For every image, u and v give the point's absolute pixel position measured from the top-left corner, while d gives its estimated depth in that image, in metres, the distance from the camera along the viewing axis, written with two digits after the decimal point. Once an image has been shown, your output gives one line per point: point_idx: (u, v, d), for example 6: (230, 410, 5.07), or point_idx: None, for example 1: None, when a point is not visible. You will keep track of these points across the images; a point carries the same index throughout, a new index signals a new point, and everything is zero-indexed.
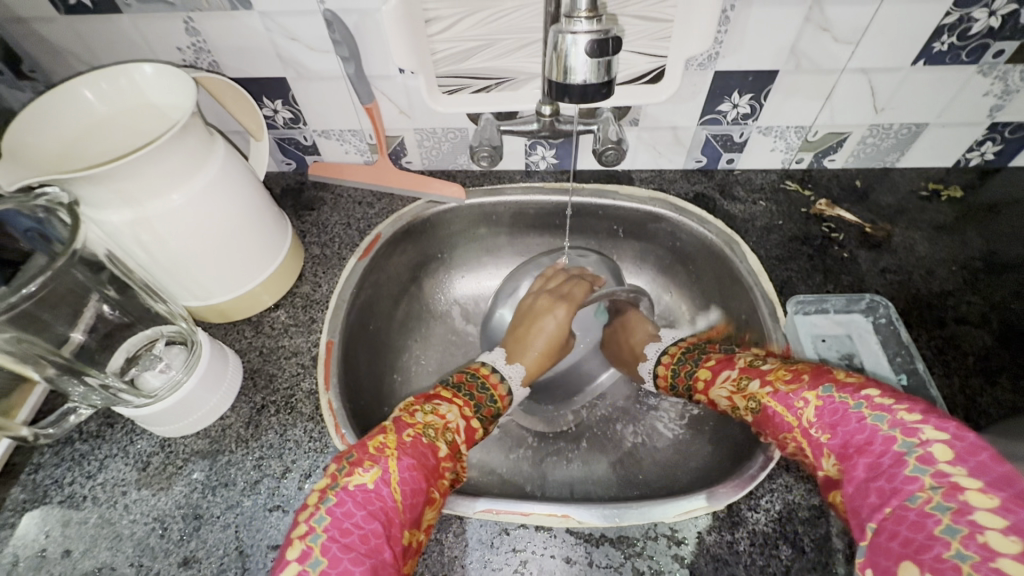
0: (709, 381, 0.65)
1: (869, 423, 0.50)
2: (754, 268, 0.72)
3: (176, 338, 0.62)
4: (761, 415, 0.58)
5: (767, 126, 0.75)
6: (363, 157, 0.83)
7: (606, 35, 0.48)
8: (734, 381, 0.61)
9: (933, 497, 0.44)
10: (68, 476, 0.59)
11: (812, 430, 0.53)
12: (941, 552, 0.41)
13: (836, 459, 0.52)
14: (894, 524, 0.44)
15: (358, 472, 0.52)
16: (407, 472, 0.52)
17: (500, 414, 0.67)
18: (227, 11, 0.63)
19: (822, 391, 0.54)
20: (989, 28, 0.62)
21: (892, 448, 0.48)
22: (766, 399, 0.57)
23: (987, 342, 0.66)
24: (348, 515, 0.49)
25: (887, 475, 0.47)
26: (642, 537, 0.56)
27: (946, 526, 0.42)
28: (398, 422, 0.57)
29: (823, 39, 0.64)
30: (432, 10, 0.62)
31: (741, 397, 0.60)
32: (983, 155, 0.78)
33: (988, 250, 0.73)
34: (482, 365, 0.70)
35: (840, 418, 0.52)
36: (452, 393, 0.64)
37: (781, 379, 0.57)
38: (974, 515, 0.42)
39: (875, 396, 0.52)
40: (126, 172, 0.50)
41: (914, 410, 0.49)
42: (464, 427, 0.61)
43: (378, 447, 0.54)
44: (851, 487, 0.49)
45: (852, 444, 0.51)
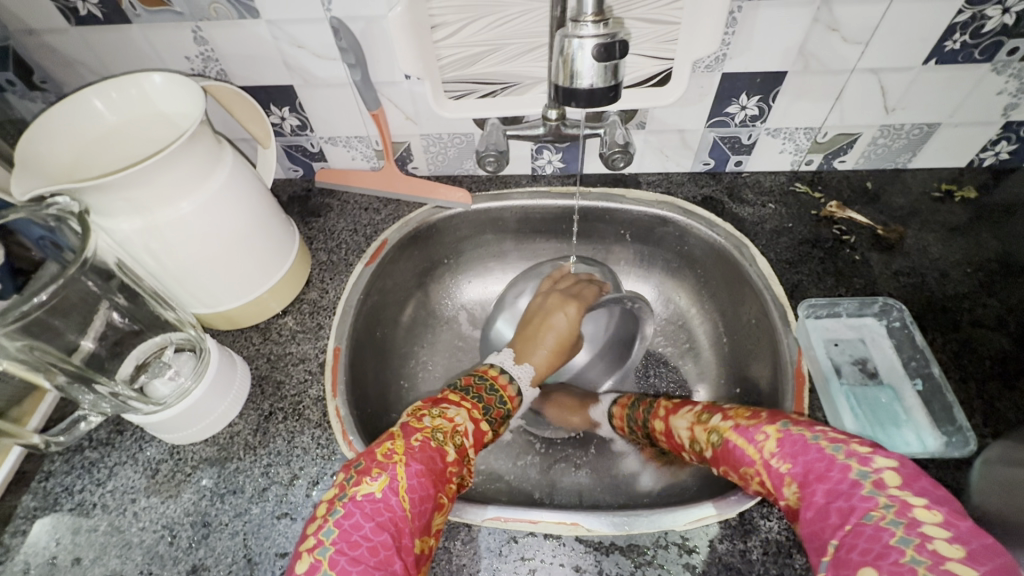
0: (673, 412, 0.64)
1: (827, 452, 0.48)
2: (764, 271, 0.71)
3: (186, 345, 0.62)
4: (722, 449, 0.56)
5: (775, 128, 0.74)
6: (370, 162, 0.83)
7: (613, 39, 0.47)
8: (697, 414, 0.60)
9: (887, 514, 0.43)
10: (79, 484, 0.59)
11: (773, 460, 0.51)
12: (897, 558, 0.40)
13: (795, 486, 0.49)
14: (854, 539, 0.42)
15: (366, 481, 0.51)
16: (415, 479, 0.52)
17: (510, 415, 0.67)
18: (235, 20, 0.64)
19: (781, 425, 0.52)
20: (1003, 26, 0.61)
21: (848, 473, 0.46)
22: (727, 434, 0.55)
23: (1005, 346, 0.64)
24: (356, 528, 0.48)
25: (844, 495, 0.45)
26: (653, 545, 0.55)
27: (901, 537, 0.41)
28: (406, 428, 0.57)
29: (832, 39, 0.63)
30: (438, 16, 0.62)
31: (702, 429, 0.58)
32: (997, 155, 0.77)
33: (1003, 251, 0.72)
34: (494, 369, 0.69)
35: (801, 447, 0.50)
36: (460, 396, 0.63)
37: (742, 416, 0.56)
38: (924, 527, 0.41)
39: (829, 430, 0.51)
40: (135, 180, 0.50)
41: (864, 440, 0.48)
42: (473, 430, 0.60)
43: (386, 454, 0.53)
44: (811, 510, 0.47)
45: (809, 471, 0.48)
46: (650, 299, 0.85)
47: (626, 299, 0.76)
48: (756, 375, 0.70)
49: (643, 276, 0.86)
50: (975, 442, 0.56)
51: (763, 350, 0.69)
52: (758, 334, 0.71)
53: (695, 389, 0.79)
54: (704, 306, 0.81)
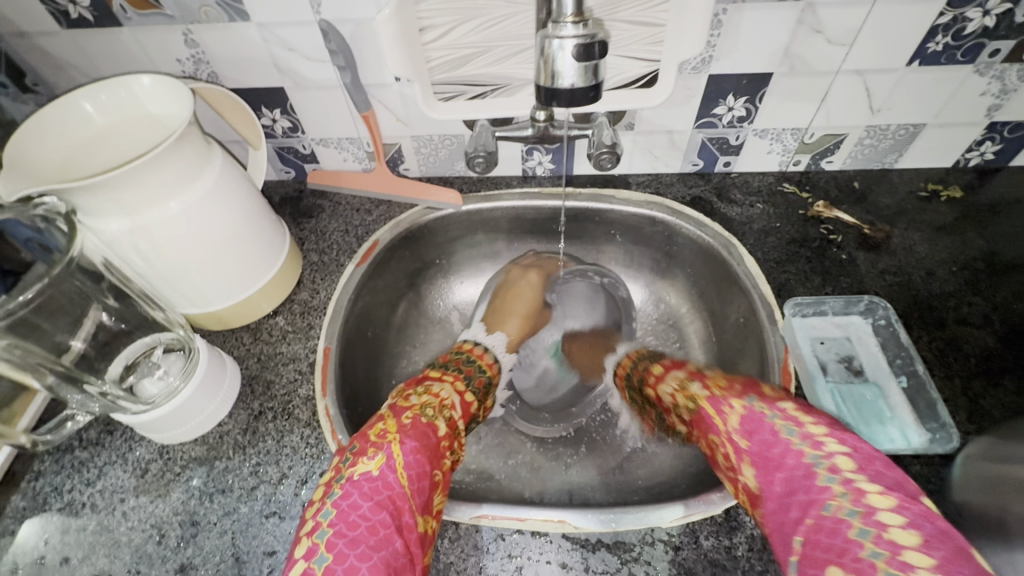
0: (661, 378, 0.66)
1: (783, 435, 0.52)
2: (753, 270, 0.71)
3: (174, 345, 0.63)
4: (697, 418, 0.59)
5: (763, 129, 0.75)
6: (361, 164, 0.83)
7: (592, 39, 0.48)
8: (680, 380, 0.63)
9: (843, 504, 0.45)
10: (68, 484, 0.59)
11: (734, 437, 0.55)
12: (857, 553, 0.42)
13: (753, 468, 0.52)
14: (816, 534, 0.45)
15: (363, 461, 0.52)
16: (411, 456, 0.53)
17: (492, 386, 0.71)
18: (225, 23, 0.64)
19: (746, 401, 0.56)
20: (984, 28, 0.62)
21: (803, 460, 0.49)
22: (702, 401, 0.59)
23: (990, 344, 0.65)
24: (354, 508, 0.49)
25: (802, 485, 0.48)
26: (639, 542, 0.55)
27: (858, 529, 0.43)
28: (395, 408, 0.58)
29: (816, 41, 0.64)
30: (426, 18, 0.63)
31: (681, 395, 0.61)
32: (983, 155, 0.78)
33: (989, 250, 0.73)
34: (468, 344, 0.74)
35: (757, 425, 0.53)
36: (441, 373, 0.65)
37: (718, 385, 0.59)
38: (879, 515, 0.44)
39: (789, 409, 0.54)
40: (124, 181, 0.51)
41: (820, 423, 0.52)
42: (460, 403, 0.62)
43: (380, 435, 0.54)
44: (771, 498, 0.50)
45: (765, 455, 0.52)
46: (641, 299, 0.86)
47: (592, 271, 0.84)
48: (745, 373, 0.71)
49: (634, 276, 0.86)
50: (958, 439, 0.57)
51: (752, 349, 0.70)
52: (747, 333, 0.71)
53: None
54: (694, 305, 0.81)
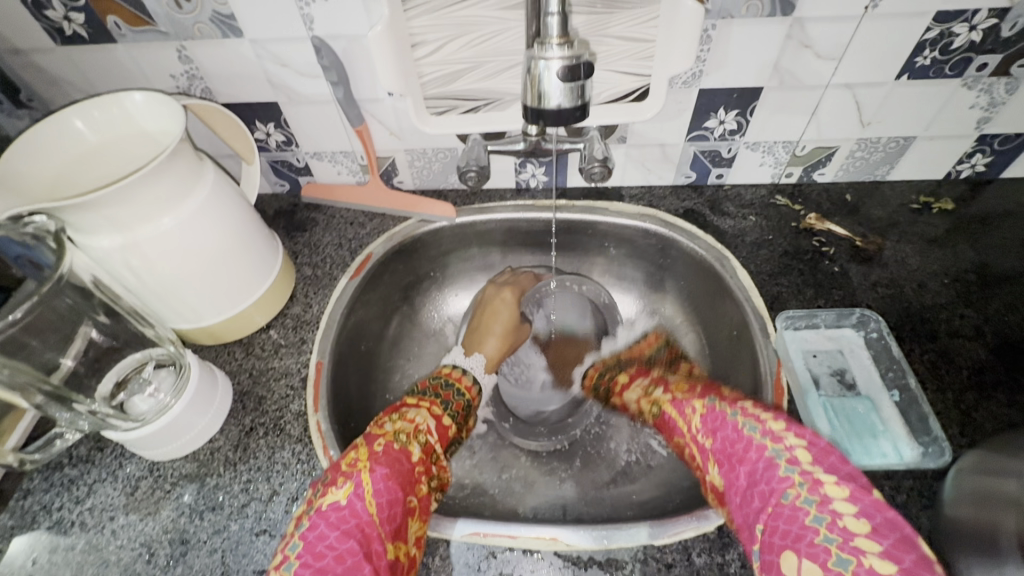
0: (626, 386, 0.73)
1: (744, 431, 0.52)
2: (745, 283, 0.72)
3: (165, 361, 0.63)
4: (661, 420, 0.64)
5: (754, 141, 0.75)
6: (355, 177, 0.83)
7: (578, 61, 0.49)
8: (644, 387, 0.69)
9: (801, 492, 0.46)
10: (57, 502, 0.59)
11: (698, 436, 0.57)
12: (812, 539, 0.43)
13: (718, 464, 0.53)
14: (775, 521, 0.45)
15: (332, 491, 0.51)
16: (382, 482, 0.52)
17: (471, 406, 0.71)
18: (219, 39, 0.65)
19: (707, 402, 0.58)
20: (971, 42, 0.62)
21: (764, 453, 0.50)
22: (665, 406, 0.63)
23: (982, 356, 0.65)
24: (321, 538, 0.48)
25: (763, 477, 0.48)
26: (632, 559, 0.55)
27: (814, 516, 0.44)
28: (368, 437, 0.58)
29: (805, 55, 0.65)
30: (418, 34, 0.63)
31: (646, 401, 0.66)
32: (974, 166, 0.78)
33: (981, 262, 0.73)
34: (447, 367, 0.73)
35: (720, 424, 0.55)
36: (417, 399, 0.66)
37: (679, 390, 0.63)
38: (834, 504, 0.44)
39: (750, 407, 0.55)
40: (116, 199, 0.51)
41: (779, 418, 0.52)
42: (435, 427, 0.63)
43: (351, 464, 0.54)
44: (736, 491, 0.50)
45: (729, 451, 0.53)
46: (636, 311, 0.86)
47: (569, 281, 0.84)
48: (738, 386, 0.71)
49: (627, 288, 0.86)
50: (950, 453, 0.57)
51: (744, 361, 0.70)
52: (739, 346, 0.71)
53: None
54: (688, 317, 0.81)
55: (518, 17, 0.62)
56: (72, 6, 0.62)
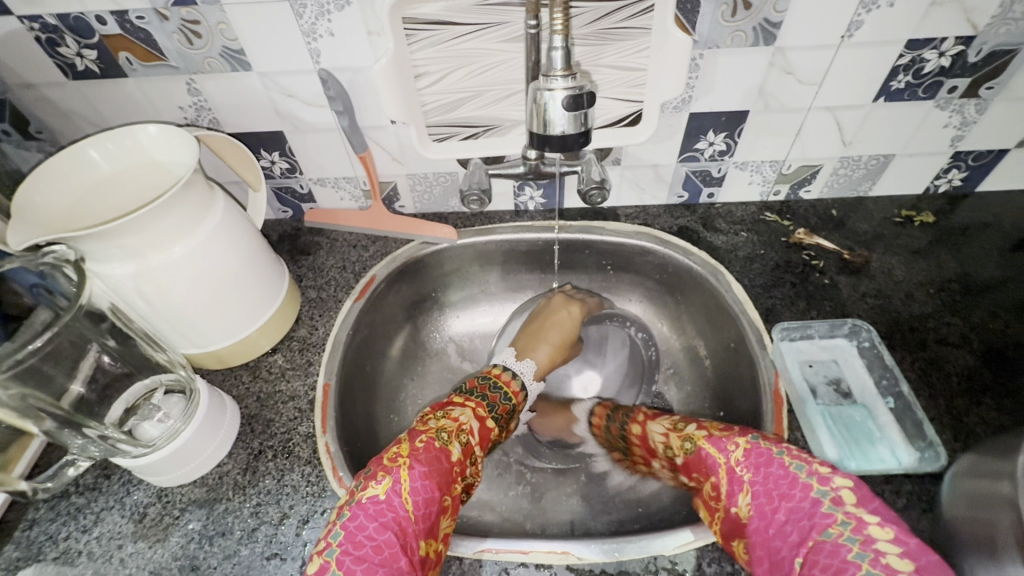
0: (651, 420, 0.67)
1: (790, 470, 0.51)
2: (740, 297, 0.74)
3: (176, 386, 0.63)
4: (694, 457, 0.59)
5: (743, 161, 0.79)
6: (358, 203, 0.86)
7: (581, 91, 0.52)
8: (674, 423, 0.63)
9: (844, 532, 0.45)
10: (63, 531, 0.58)
11: (736, 468, 0.53)
12: (855, 574, 0.42)
13: (752, 496, 0.51)
14: (815, 555, 0.45)
15: (372, 485, 0.53)
16: (419, 482, 0.54)
17: (515, 411, 0.70)
18: (227, 72, 0.67)
19: (751, 437, 0.55)
20: (941, 67, 0.67)
21: (810, 492, 0.49)
22: (702, 442, 0.58)
23: (971, 362, 0.67)
24: (361, 529, 0.50)
25: (806, 514, 0.48)
26: (643, 571, 0.55)
27: (857, 552, 0.43)
28: (411, 432, 0.59)
29: (787, 81, 0.68)
30: (421, 66, 0.67)
31: (677, 437, 0.61)
32: (951, 181, 0.82)
33: (963, 272, 0.76)
34: (496, 368, 0.73)
35: (766, 460, 0.52)
36: (464, 397, 0.66)
37: (716, 427, 0.58)
38: (877, 544, 0.43)
39: (795, 448, 0.53)
40: (131, 228, 0.52)
41: (826, 461, 0.51)
42: (478, 428, 0.63)
43: (392, 458, 0.55)
44: (771, 526, 0.49)
45: (769, 486, 0.51)
46: None
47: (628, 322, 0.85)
48: (736, 397, 0.73)
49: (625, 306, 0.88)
50: (946, 457, 0.58)
51: (744, 374, 0.71)
52: (738, 358, 0.73)
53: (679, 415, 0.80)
54: (686, 333, 0.83)
55: (516, 49, 0.66)
56: (86, 43, 0.64)
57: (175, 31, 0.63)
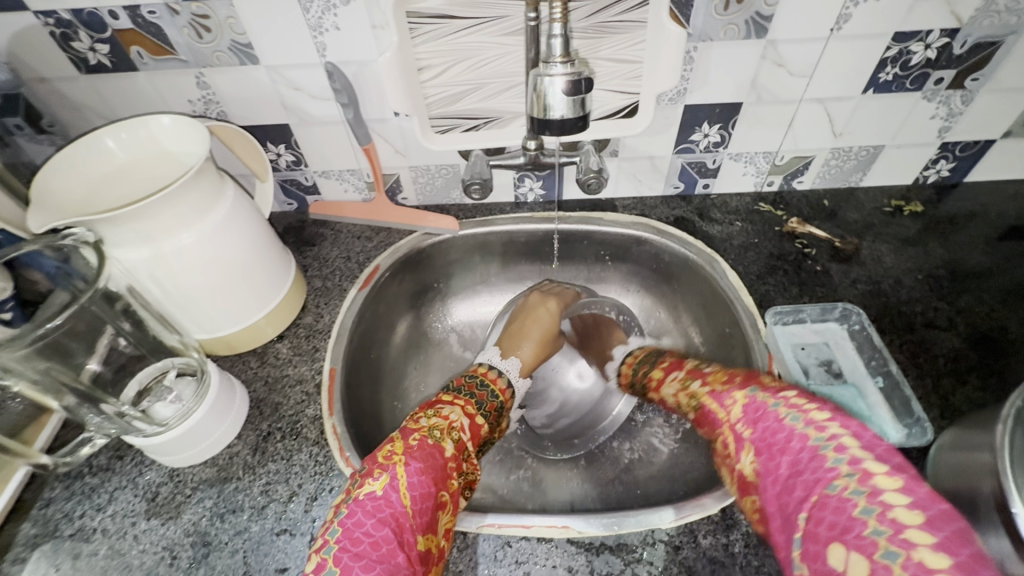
0: (662, 381, 0.69)
1: (787, 423, 0.52)
2: (735, 283, 0.76)
3: (187, 369, 0.65)
4: (700, 414, 0.61)
5: (737, 153, 0.81)
6: (361, 195, 0.88)
7: (579, 76, 0.54)
8: (681, 380, 0.66)
9: (849, 484, 0.45)
10: (78, 510, 0.60)
11: (739, 426, 0.56)
12: (860, 530, 0.43)
13: (756, 453, 0.53)
14: (821, 511, 0.46)
15: (368, 482, 0.54)
16: (415, 477, 0.54)
17: (504, 408, 0.72)
18: (235, 66, 0.69)
19: (748, 391, 0.57)
20: (928, 59, 0.69)
21: (808, 442, 0.50)
22: (705, 399, 0.61)
23: (957, 345, 0.69)
24: (358, 525, 0.51)
25: (807, 467, 0.49)
26: (641, 544, 0.57)
27: (863, 507, 0.44)
28: (405, 430, 0.60)
29: (779, 73, 0.71)
30: (424, 60, 0.69)
31: (684, 395, 0.64)
32: (939, 172, 0.84)
33: (951, 259, 0.78)
34: (482, 365, 0.74)
35: (762, 415, 0.54)
36: (453, 395, 0.67)
37: (718, 380, 0.61)
38: (884, 495, 0.44)
39: (793, 397, 0.55)
40: (144, 213, 0.54)
41: (824, 408, 0.52)
42: (469, 426, 0.64)
43: (387, 456, 0.56)
44: (775, 481, 0.51)
45: (770, 441, 0.53)
46: None
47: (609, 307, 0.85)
48: None
49: (622, 295, 0.90)
50: (932, 432, 0.60)
51: (739, 358, 0.73)
52: (733, 343, 0.75)
53: None
54: (682, 321, 0.85)
55: (516, 42, 0.68)
56: (99, 38, 0.66)
57: (186, 26, 0.65)
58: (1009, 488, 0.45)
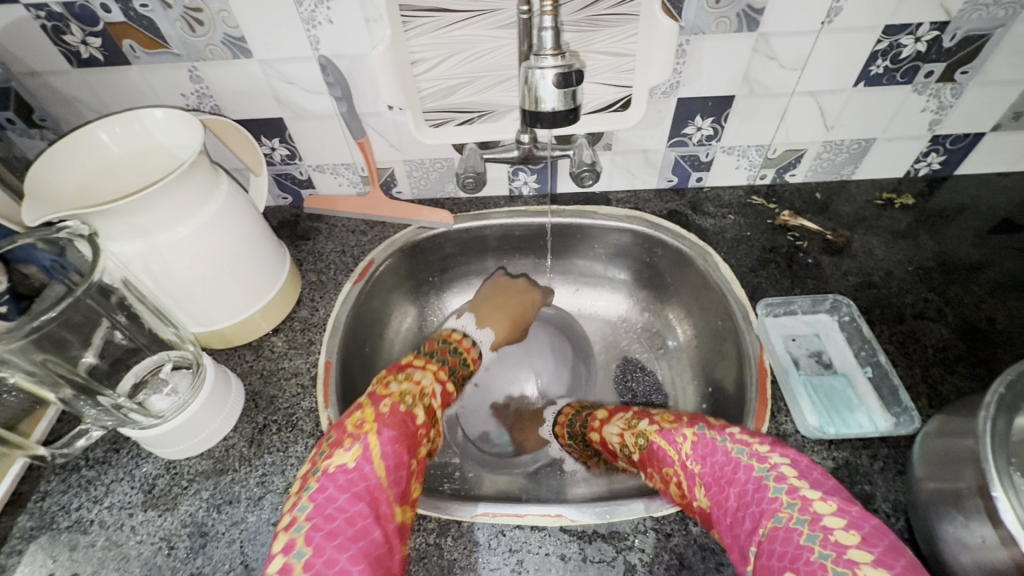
0: (606, 421, 0.71)
1: (732, 455, 0.54)
2: (727, 276, 0.77)
3: (183, 362, 0.65)
4: (647, 452, 0.62)
5: (730, 146, 0.82)
6: (356, 188, 0.88)
7: (569, 69, 0.54)
8: (626, 420, 0.67)
9: (792, 514, 0.48)
10: (75, 502, 0.60)
11: (687, 462, 0.57)
12: (808, 556, 0.44)
13: (706, 489, 0.54)
14: (770, 544, 0.47)
15: (339, 453, 0.54)
16: (387, 446, 0.56)
17: (469, 374, 0.77)
18: (229, 59, 0.69)
19: (696, 428, 0.59)
20: (918, 53, 0.69)
21: (752, 474, 0.52)
22: (652, 436, 0.62)
23: (946, 335, 0.70)
24: (331, 500, 0.51)
25: (754, 500, 0.50)
26: (632, 531, 0.58)
27: (808, 534, 0.46)
28: (373, 396, 0.61)
29: (770, 66, 0.71)
30: (417, 53, 0.69)
31: (631, 433, 0.65)
32: (930, 165, 0.85)
33: (941, 251, 0.79)
34: (454, 331, 0.79)
35: (711, 449, 0.56)
36: (425, 360, 0.70)
37: (665, 419, 0.63)
38: (824, 521, 0.46)
39: (738, 433, 0.57)
40: (138, 207, 0.54)
41: (765, 441, 0.55)
42: (439, 393, 0.67)
43: (357, 425, 0.57)
44: (727, 515, 0.52)
45: (718, 474, 0.54)
46: (625, 309, 0.91)
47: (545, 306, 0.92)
48: (723, 374, 0.75)
49: (616, 289, 0.91)
50: (919, 420, 0.61)
51: (730, 351, 0.74)
52: (725, 335, 0.76)
53: (669, 391, 0.83)
54: (675, 313, 0.86)
55: (509, 35, 0.68)
56: (91, 31, 0.66)
57: (178, 19, 0.65)
58: (989, 470, 0.46)
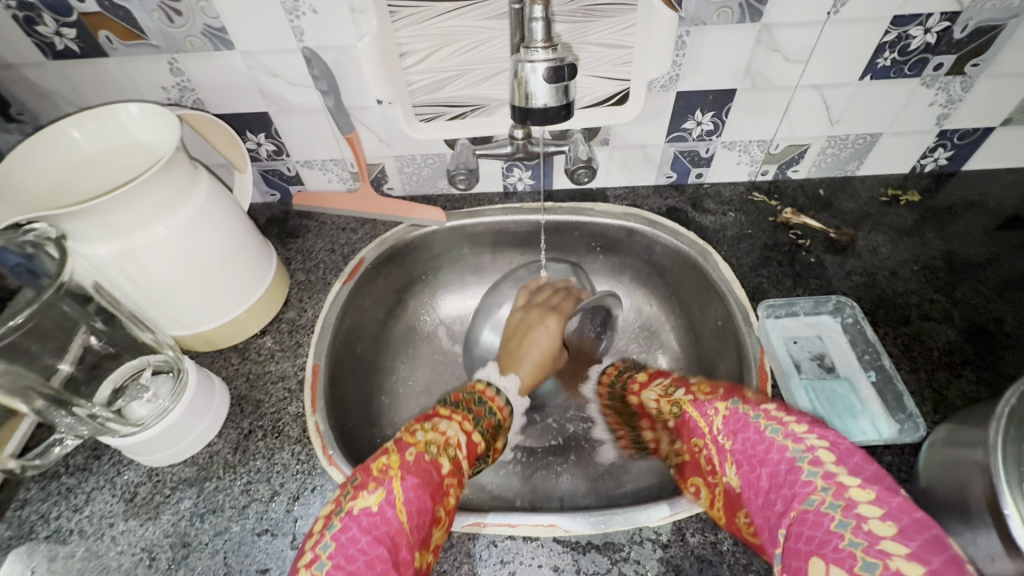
0: (646, 386, 0.71)
1: (766, 434, 0.52)
2: (727, 276, 0.75)
3: (163, 367, 0.63)
4: (681, 421, 0.62)
5: (731, 141, 0.79)
6: (346, 184, 0.85)
7: (561, 63, 0.52)
8: (664, 387, 0.67)
9: (825, 498, 0.44)
10: (54, 511, 0.59)
11: (719, 437, 0.56)
12: (837, 543, 0.41)
13: (737, 466, 0.53)
14: (799, 527, 0.44)
15: (363, 495, 0.51)
16: (411, 492, 0.52)
17: (502, 425, 0.68)
18: (210, 51, 0.66)
19: (730, 403, 0.57)
20: (927, 44, 0.67)
21: (785, 454, 0.49)
22: (686, 405, 0.61)
23: (952, 337, 0.68)
24: (353, 541, 0.48)
25: (785, 482, 0.48)
26: (627, 542, 0.56)
27: (839, 521, 0.42)
28: (400, 442, 0.58)
29: (773, 59, 0.68)
30: (406, 44, 0.66)
31: (666, 401, 0.65)
32: (936, 161, 0.83)
33: (948, 250, 0.77)
34: (482, 382, 0.70)
35: (743, 425, 0.54)
36: (451, 410, 0.64)
37: (701, 390, 0.62)
38: (858, 508, 0.43)
39: (772, 408, 0.55)
40: (111, 206, 0.52)
41: (802, 420, 0.52)
42: (466, 443, 0.61)
43: (382, 469, 0.54)
44: (758, 494, 0.50)
45: (749, 452, 0.52)
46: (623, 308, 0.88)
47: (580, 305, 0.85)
48: (722, 376, 0.73)
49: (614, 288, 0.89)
50: (924, 428, 0.60)
51: (729, 352, 0.72)
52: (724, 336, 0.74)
53: None
54: (674, 313, 0.84)
55: (501, 26, 0.65)
56: (64, 22, 0.63)
57: (155, 9, 0.62)
58: (998, 483, 0.44)
